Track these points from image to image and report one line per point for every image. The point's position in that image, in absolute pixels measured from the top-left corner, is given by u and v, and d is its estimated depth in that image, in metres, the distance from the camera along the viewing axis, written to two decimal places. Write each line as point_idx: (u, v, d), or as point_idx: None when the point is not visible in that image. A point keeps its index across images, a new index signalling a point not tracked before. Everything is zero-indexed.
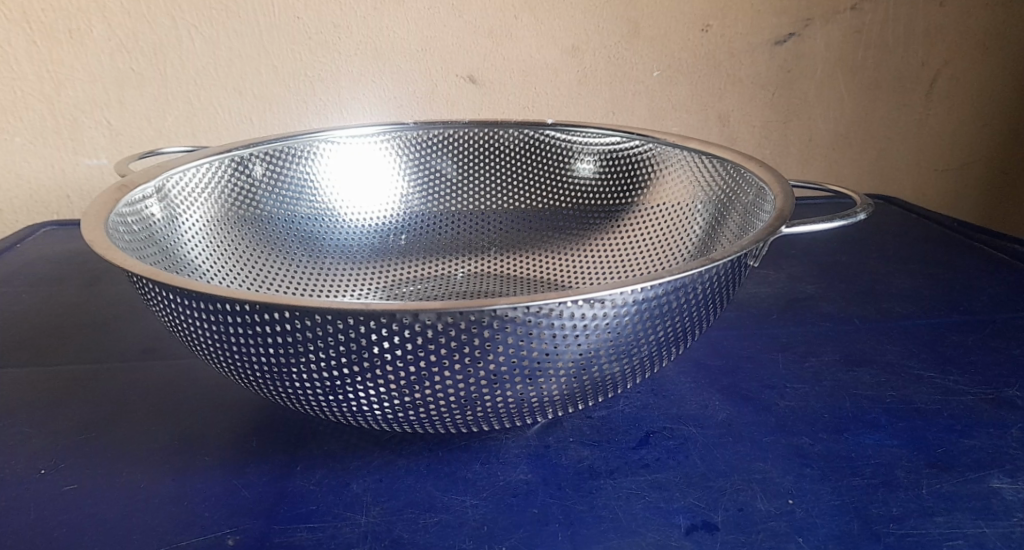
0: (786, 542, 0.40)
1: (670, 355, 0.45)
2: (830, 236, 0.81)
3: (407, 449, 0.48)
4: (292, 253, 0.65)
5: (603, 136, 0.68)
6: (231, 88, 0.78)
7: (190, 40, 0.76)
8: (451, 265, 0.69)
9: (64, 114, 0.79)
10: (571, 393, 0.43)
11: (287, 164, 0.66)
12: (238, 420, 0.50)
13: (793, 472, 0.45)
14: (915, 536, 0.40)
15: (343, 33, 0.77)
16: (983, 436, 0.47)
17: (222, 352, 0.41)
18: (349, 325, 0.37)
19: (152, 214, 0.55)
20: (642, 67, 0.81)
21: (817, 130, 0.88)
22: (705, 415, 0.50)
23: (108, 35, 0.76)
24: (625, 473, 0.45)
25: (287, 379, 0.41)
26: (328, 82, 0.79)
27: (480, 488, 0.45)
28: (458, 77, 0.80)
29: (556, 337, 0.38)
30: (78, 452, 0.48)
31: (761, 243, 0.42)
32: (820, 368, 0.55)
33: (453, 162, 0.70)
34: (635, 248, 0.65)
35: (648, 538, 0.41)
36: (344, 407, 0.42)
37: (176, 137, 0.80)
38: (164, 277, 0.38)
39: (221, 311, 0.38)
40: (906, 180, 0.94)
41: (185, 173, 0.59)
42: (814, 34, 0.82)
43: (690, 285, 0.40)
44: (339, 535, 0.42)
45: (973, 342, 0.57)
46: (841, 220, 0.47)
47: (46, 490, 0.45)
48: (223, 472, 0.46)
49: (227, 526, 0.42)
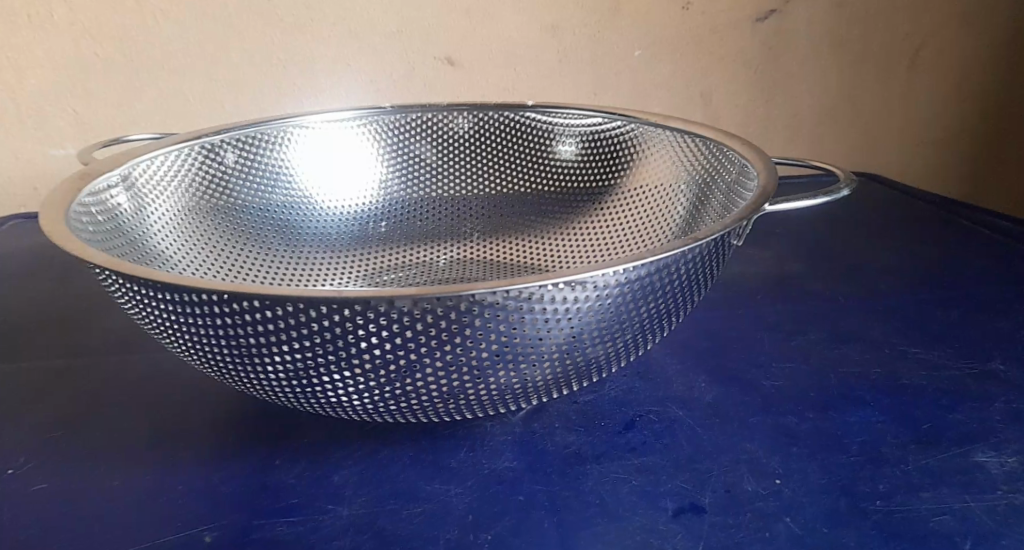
0: (775, 522, 0.40)
1: (654, 337, 0.44)
2: (813, 213, 0.81)
3: (389, 439, 0.47)
4: (268, 242, 0.64)
5: (583, 116, 0.67)
6: (203, 74, 0.76)
7: (158, 24, 0.74)
8: (433, 252, 0.68)
9: (28, 103, 0.76)
10: (555, 379, 0.42)
11: (261, 150, 0.65)
12: (216, 413, 0.49)
13: (781, 451, 0.45)
14: (903, 512, 0.40)
15: (317, 15, 0.75)
16: (968, 410, 0.47)
17: (194, 344, 0.40)
18: (323, 314, 0.36)
19: (118, 204, 0.54)
20: (622, 46, 0.80)
21: (799, 108, 0.87)
22: (692, 397, 0.50)
23: (71, 19, 0.73)
24: (612, 458, 0.45)
25: (261, 370, 0.40)
26: (303, 66, 0.77)
27: (465, 476, 0.44)
28: (436, 59, 0.79)
29: (537, 321, 0.38)
30: (50, 450, 0.46)
31: (745, 221, 0.42)
32: (807, 345, 0.55)
33: (432, 147, 0.69)
34: (619, 231, 0.64)
35: (635, 521, 0.40)
36: (321, 398, 0.41)
37: (147, 125, 0.78)
38: (129, 268, 0.37)
39: (190, 302, 0.37)
40: (888, 156, 0.94)
41: (153, 161, 0.58)
42: (795, 11, 0.81)
43: (674, 266, 0.40)
44: (321, 528, 0.41)
45: (958, 317, 0.57)
46: (827, 196, 0.46)
47: (18, 488, 0.43)
48: (200, 466, 0.45)
49: (206, 522, 0.41)
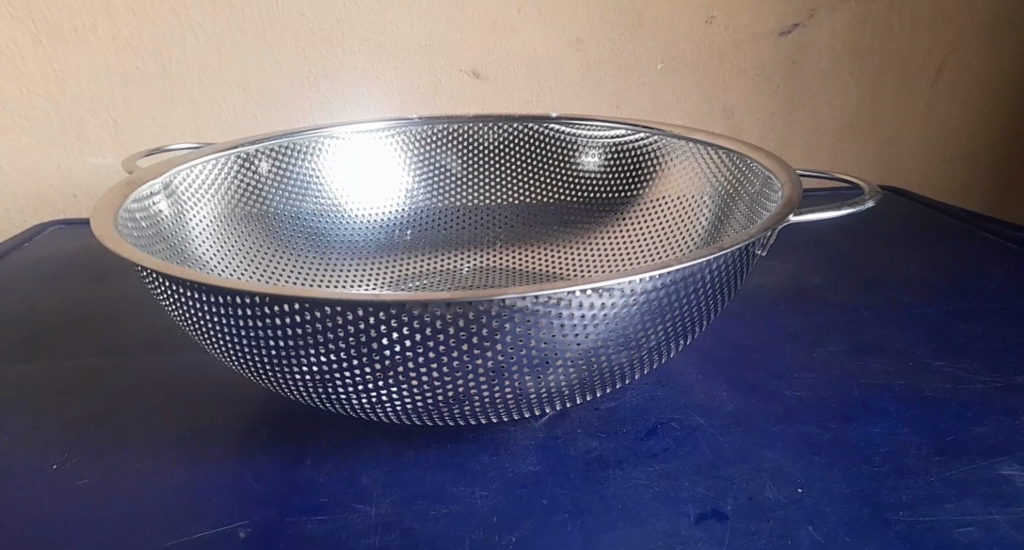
0: (797, 530, 0.40)
1: (677, 345, 0.45)
2: (836, 225, 0.81)
3: (416, 441, 0.48)
4: (299, 249, 0.65)
5: (607, 128, 0.68)
6: (235, 85, 0.79)
7: (194, 36, 0.76)
8: (458, 260, 0.69)
9: (68, 113, 0.79)
10: (579, 384, 0.43)
11: (293, 160, 0.66)
12: (247, 413, 0.51)
13: (802, 460, 0.45)
14: (926, 522, 0.40)
15: (347, 28, 0.77)
16: (992, 423, 0.47)
17: (232, 345, 0.42)
18: (359, 316, 0.37)
19: (159, 210, 0.55)
20: (645, 59, 0.81)
21: (822, 121, 0.88)
22: (713, 406, 0.50)
23: (111, 32, 0.76)
24: (634, 463, 0.45)
25: (296, 371, 0.41)
26: (332, 78, 0.79)
27: (489, 479, 0.45)
28: (462, 71, 0.80)
29: (563, 326, 0.39)
30: (89, 446, 0.48)
31: (769, 232, 0.42)
32: (828, 356, 0.55)
33: (458, 157, 0.70)
34: (642, 241, 0.65)
35: (657, 526, 0.41)
36: (353, 399, 0.42)
37: (181, 135, 0.81)
38: (174, 270, 0.38)
39: (231, 303, 0.38)
40: (912, 170, 0.93)
41: (192, 170, 0.60)
42: (818, 25, 0.82)
43: (698, 274, 0.40)
44: (350, 526, 0.42)
45: (982, 330, 0.57)
46: (850, 208, 0.47)
47: (60, 483, 0.45)
48: (234, 464, 0.46)
49: (239, 517, 0.42)
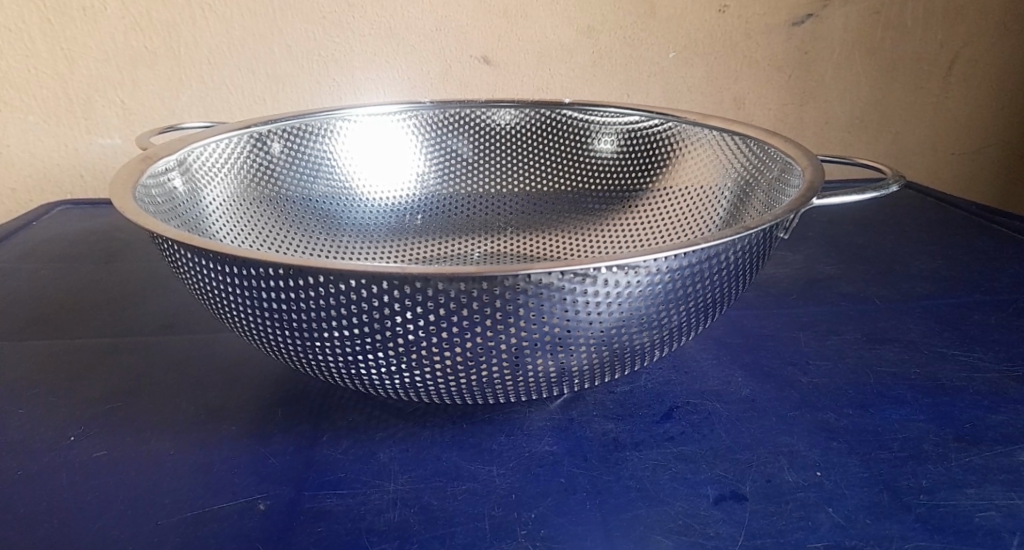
0: (816, 512, 0.40)
1: (695, 329, 0.45)
2: (847, 217, 0.80)
3: (430, 422, 0.48)
4: (311, 231, 0.65)
5: (622, 115, 0.67)
6: (244, 67, 0.78)
7: (203, 19, 0.76)
8: (470, 244, 0.69)
9: (77, 92, 0.79)
10: (600, 364, 0.43)
11: (306, 142, 0.66)
12: (263, 392, 0.50)
13: (819, 445, 0.45)
14: (947, 506, 0.40)
15: (357, 12, 0.76)
16: (1010, 412, 0.47)
17: (252, 317, 0.41)
18: (384, 289, 0.37)
19: (174, 187, 0.55)
20: (657, 47, 0.81)
21: (834, 112, 0.87)
22: (728, 391, 0.50)
23: (121, 13, 0.75)
24: (650, 445, 0.45)
25: (315, 344, 0.41)
26: (342, 62, 0.78)
27: (506, 458, 0.45)
28: (473, 57, 0.80)
29: (588, 304, 0.38)
30: (106, 421, 0.48)
31: (793, 214, 0.42)
32: (843, 346, 0.55)
33: (470, 142, 0.70)
34: (656, 226, 0.65)
35: (676, 507, 0.41)
36: (372, 374, 0.42)
37: (189, 117, 0.80)
38: (197, 240, 0.38)
39: (255, 275, 0.38)
40: (924, 162, 0.93)
41: (206, 148, 0.59)
42: (832, 15, 0.81)
43: (722, 255, 0.40)
44: (370, 501, 0.42)
45: (997, 321, 0.57)
46: (872, 193, 0.47)
47: (77, 456, 0.45)
48: (250, 440, 0.46)
49: (258, 492, 0.42)
